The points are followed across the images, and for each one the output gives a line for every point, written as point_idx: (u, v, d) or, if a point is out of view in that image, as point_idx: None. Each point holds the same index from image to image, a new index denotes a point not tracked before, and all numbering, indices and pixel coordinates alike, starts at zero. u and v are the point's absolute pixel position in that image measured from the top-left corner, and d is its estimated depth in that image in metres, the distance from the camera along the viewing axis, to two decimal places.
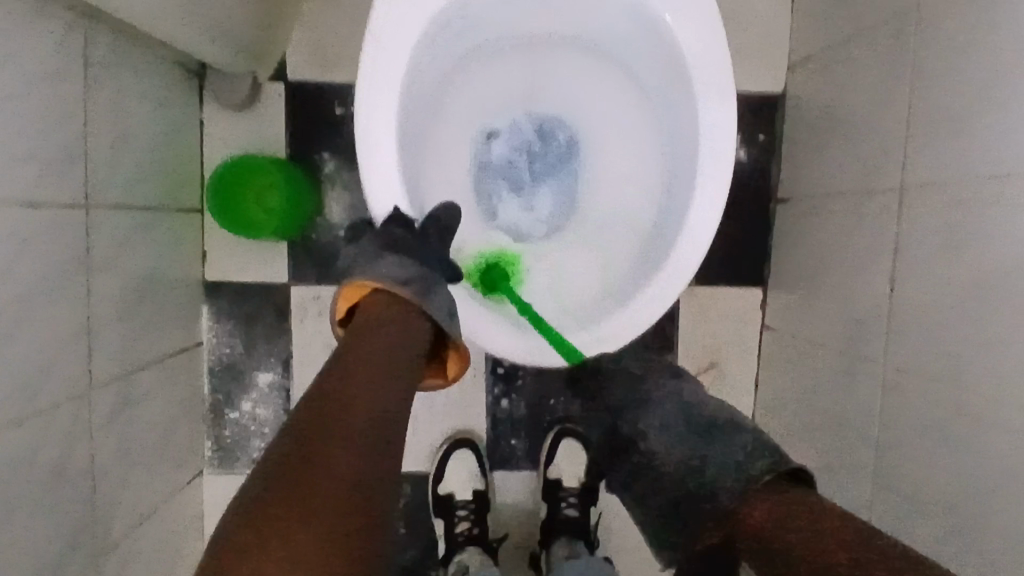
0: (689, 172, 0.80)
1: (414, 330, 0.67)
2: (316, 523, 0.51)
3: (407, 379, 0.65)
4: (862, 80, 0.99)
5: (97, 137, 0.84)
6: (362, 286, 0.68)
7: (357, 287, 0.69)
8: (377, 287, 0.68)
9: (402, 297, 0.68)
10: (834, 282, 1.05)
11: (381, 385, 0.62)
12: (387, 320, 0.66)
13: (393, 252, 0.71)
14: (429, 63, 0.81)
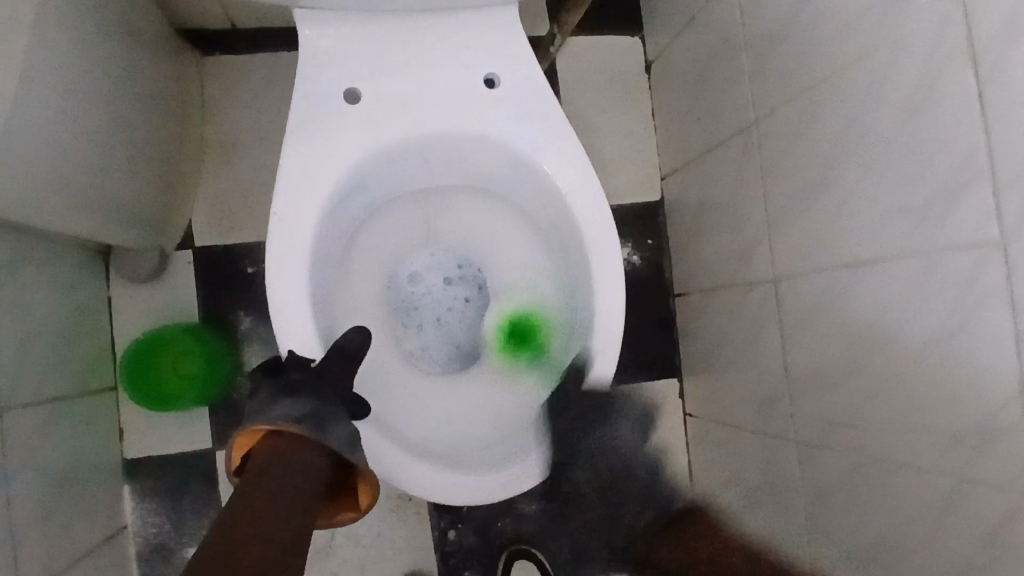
0: (586, 296, 0.85)
1: (317, 467, 0.58)
2: None
3: (313, 515, 0.56)
4: (724, 182, 1.12)
5: (4, 341, 0.83)
6: (257, 431, 0.59)
7: (250, 434, 0.60)
8: (274, 429, 0.60)
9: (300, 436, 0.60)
10: (737, 363, 1.14)
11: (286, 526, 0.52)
12: (287, 460, 0.57)
13: (286, 396, 0.65)
14: (333, 230, 0.86)
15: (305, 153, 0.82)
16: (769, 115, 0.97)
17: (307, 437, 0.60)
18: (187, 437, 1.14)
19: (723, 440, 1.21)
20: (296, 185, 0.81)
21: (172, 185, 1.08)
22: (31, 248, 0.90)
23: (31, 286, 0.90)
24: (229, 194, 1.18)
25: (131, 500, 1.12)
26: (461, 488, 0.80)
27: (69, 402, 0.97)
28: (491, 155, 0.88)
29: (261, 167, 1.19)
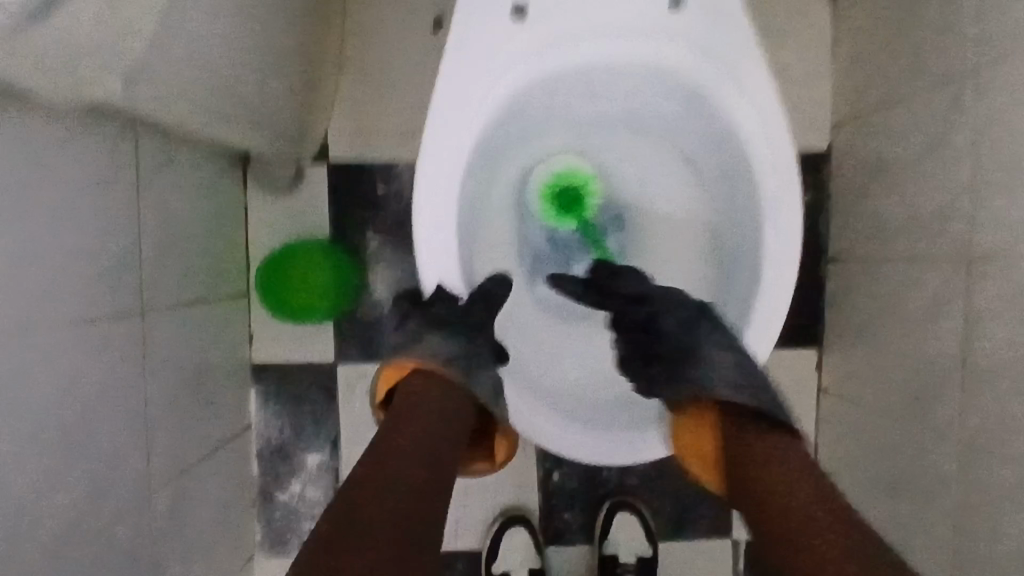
0: (752, 254, 0.78)
1: (457, 404, 0.67)
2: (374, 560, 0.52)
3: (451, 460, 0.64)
4: (917, 137, 0.97)
5: (148, 243, 0.85)
6: (405, 365, 0.68)
7: (401, 371, 0.69)
8: (420, 365, 0.68)
9: (442, 374, 0.68)
10: (895, 344, 1.02)
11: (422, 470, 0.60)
12: (432, 396, 0.66)
13: (436, 334, 0.70)
14: (482, 157, 0.81)
15: (463, 70, 0.76)
16: (995, 63, 0.80)
17: (449, 376, 0.68)
18: (310, 348, 1.16)
19: (864, 425, 1.09)
20: (451, 106, 0.76)
21: (312, 96, 1.06)
22: (173, 149, 0.91)
23: (173, 188, 0.91)
24: (366, 108, 1.15)
25: (256, 401, 1.17)
26: (603, 450, 0.80)
27: (204, 303, 1.01)
28: (663, 85, 0.80)
29: (401, 83, 1.15)
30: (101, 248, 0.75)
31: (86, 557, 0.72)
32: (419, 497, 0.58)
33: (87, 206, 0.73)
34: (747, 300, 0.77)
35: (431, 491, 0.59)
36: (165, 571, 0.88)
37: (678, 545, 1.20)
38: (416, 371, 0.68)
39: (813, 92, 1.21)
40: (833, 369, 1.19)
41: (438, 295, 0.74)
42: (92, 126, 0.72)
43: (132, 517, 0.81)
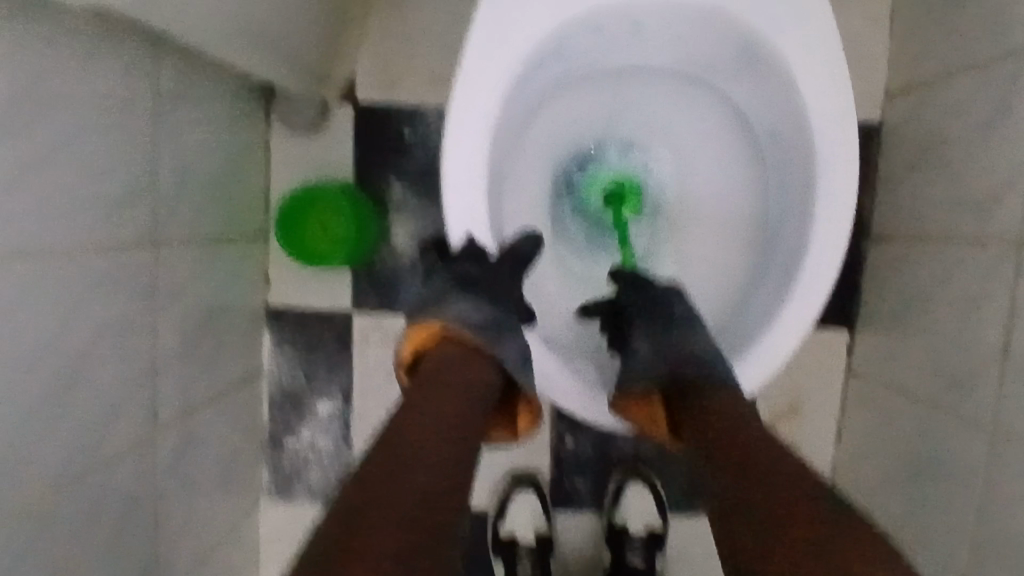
0: (801, 221, 0.74)
1: (485, 380, 0.64)
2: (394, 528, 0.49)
3: (476, 434, 0.60)
4: (978, 111, 0.90)
5: (164, 176, 0.82)
6: (433, 329, 0.65)
7: (425, 330, 0.65)
8: (449, 331, 0.65)
9: (472, 343, 0.65)
10: (933, 330, 0.97)
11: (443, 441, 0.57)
12: (458, 368, 0.63)
13: (461, 293, 0.67)
14: (517, 104, 0.76)
15: (506, 5, 0.71)
16: None
17: (480, 347, 0.65)
18: (325, 296, 1.14)
19: (893, 413, 1.05)
20: (491, 44, 0.71)
21: (339, 33, 1.01)
22: (194, 78, 0.87)
23: (193, 118, 0.88)
24: (397, 51, 1.10)
25: (269, 347, 1.15)
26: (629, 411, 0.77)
27: (219, 241, 0.98)
28: (717, 36, 0.75)
29: (434, 25, 1.09)
30: (115, 175, 0.73)
31: (88, 487, 0.71)
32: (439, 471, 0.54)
33: (101, 128, 0.70)
34: (794, 260, 0.73)
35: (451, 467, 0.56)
36: (170, 505, 0.87)
37: (689, 519, 1.18)
38: (444, 337, 0.65)
39: (868, 59, 1.14)
40: (864, 353, 1.14)
41: (466, 250, 0.70)
42: (108, 44, 0.69)
43: (139, 451, 0.80)
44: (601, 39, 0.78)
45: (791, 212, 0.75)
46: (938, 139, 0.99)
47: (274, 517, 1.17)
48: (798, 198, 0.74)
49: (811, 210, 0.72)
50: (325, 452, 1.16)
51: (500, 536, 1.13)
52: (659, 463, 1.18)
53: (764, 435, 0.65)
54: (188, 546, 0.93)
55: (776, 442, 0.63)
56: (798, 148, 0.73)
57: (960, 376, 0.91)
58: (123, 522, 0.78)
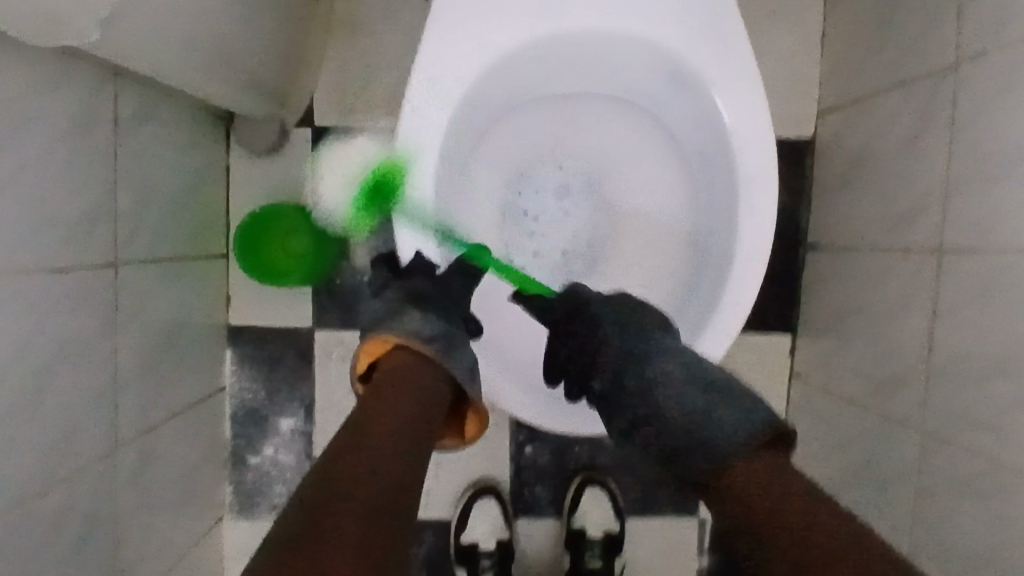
0: (727, 233, 0.79)
1: (435, 388, 0.66)
2: (342, 518, 0.50)
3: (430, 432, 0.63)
4: (896, 128, 0.98)
5: (125, 197, 0.84)
6: (387, 341, 0.67)
7: (380, 343, 0.67)
8: (402, 344, 0.67)
9: (424, 354, 0.67)
10: (863, 332, 1.04)
11: (399, 437, 0.59)
12: (409, 377, 0.65)
13: (416, 307, 0.71)
14: (463, 130, 0.81)
15: (449, 39, 0.76)
16: (977, 58, 0.82)
17: (432, 357, 0.67)
18: (285, 313, 1.16)
19: (829, 414, 1.11)
20: (434, 76, 0.76)
21: (297, 59, 1.04)
22: (154, 104, 0.90)
23: (153, 141, 0.91)
24: (355, 76, 1.14)
25: (229, 366, 1.16)
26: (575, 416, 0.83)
27: (179, 261, 1.00)
28: (650, 64, 0.80)
29: (390, 52, 1.14)
30: (76, 199, 0.75)
31: (52, 500, 0.73)
32: (400, 462, 0.57)
33: (63, 156, 0.72)
34: (724, 268, 0.78)
35: (412, 461, 0.59)
36: (132, 520, 0.88)
37: (644, 521, 1.22)
38: (397, 350, 0.67)
39: (803, 80, 1.21)
40: (804, 356, 1.20)
41: (416, 266, 0.75)
42: (69, 76, 0.72)
43: (103, 465, 0.82)
44: (542, 66, 0.83)
45: (721, 222, 0.81)
46: (864, 154, 1.06)
47: (236, 534, 1.18)
48: (726, 209, 0.80)
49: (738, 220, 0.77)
50: (287, 467, 1.18)
51: (463, 546, 1.16)
52: (615, 469, 1.22)
53: (415, 396, 0.63)
54: (151, 562, 0.94)
55: (416, 392, 0.64)
56: (725, 162, 0.79)
57: (888, 375, 0.97)
58: (86, 535, 0.79)
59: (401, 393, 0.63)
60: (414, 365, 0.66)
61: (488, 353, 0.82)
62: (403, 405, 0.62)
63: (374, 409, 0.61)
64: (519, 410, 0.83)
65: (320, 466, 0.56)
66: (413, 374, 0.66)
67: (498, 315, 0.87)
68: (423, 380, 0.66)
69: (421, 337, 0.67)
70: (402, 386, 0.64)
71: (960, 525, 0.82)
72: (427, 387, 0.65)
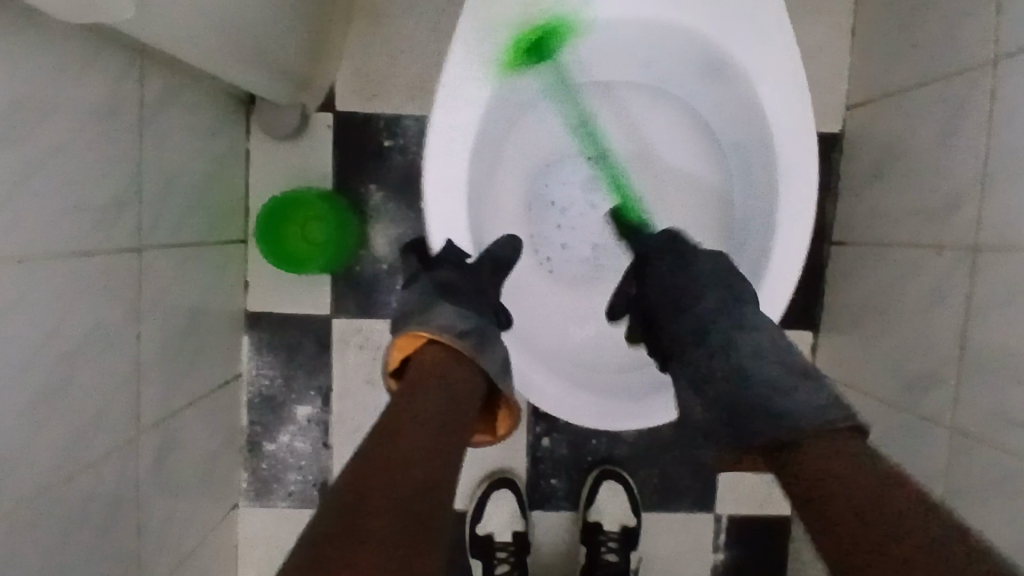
0: (764, 227, 0.78)
1: (469, 384, 0.65)
2: (377, 519, 0.49)
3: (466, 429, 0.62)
4: (932, 123, 0.96)
5: (149, 180, 0.83)
6: (420, 336, 0.66)
7: (412, 338, 0.66)
8: (434, 339, 0.65)
9: (458, 349, 0.66)
10: (891, 330, 1.02)
11: (435, 433, 0.58)
12: (442, 372, 0.63)
13: (447, 300, 0.69)
14: (495, 119, 0.79)
15: (482, 27, 0.74)
16: (1021, 53, 0.80)
17: (465, 351, 0.66)
18: (304, 300, 1.15)
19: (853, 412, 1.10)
20: (470, 60, 0.74)
21: (321, 42, 1.03)
22: (178, 86, 0.88)
23: (177, 125, 0.89)
24: (377, 61, 1.12)
25: (247, 353, 1.15)
26: (598, 405, 0.79)
27: (201, 246, 0.99)
28: (687, 52, 0.78)
29: (414, 37, 1.12)
30: (103, 182, 0.74)
31: (76, 487, 0.72)
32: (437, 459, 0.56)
33: (90, 137, 0.71)
34: (760, 262, 0.77)
35: (448, 457, 0.57)
36: (153, 507, 0.88)
37: (661, 515, 1.21)
38: (430, 345, 0.66)
39: (833, 73, 1.19)
40: (828, 353, 1.19)
41: (447, 256, 0.73)
42: (97, 56, 0.71)
43: (127, 451, 0.81)
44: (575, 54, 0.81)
45: (757, 215, 0.79)
46: (897, 149, 1.04)
47: (251, 521, 1.18)
48: (763, 202, 0.78)
49: (776, 214, 0.76)
50: (304, 454, 1.17)
51: (478, 534, 1.15)
52: (633, 463, 1.21)
53: (449, 394, 0.62)
54: (171, 548, 0.93)
55: (449, 390, 0.62)
56: (764, 155, 0.77)
57: (917, 374, 0.96)
58: (110, 521, 0.78)
59: (435, 388, 0.61)
60: (449, 361, 0.65)
61: (514, 343, 0.80)
62: (438, 401, 0.60)
63: (408, 403, 0.60)
64: (544, 402, 0.80)
65: (356, 461, 0.54)
66: (446, 368, 0.64)
67: (517, 305, 0.87)
68: (457, 375, 0.64)
69: (455, 332, 0.66)
70: (436, 380, 0.62)
71: (991, 528, 0.81)
72: (461, 382, 0.64)
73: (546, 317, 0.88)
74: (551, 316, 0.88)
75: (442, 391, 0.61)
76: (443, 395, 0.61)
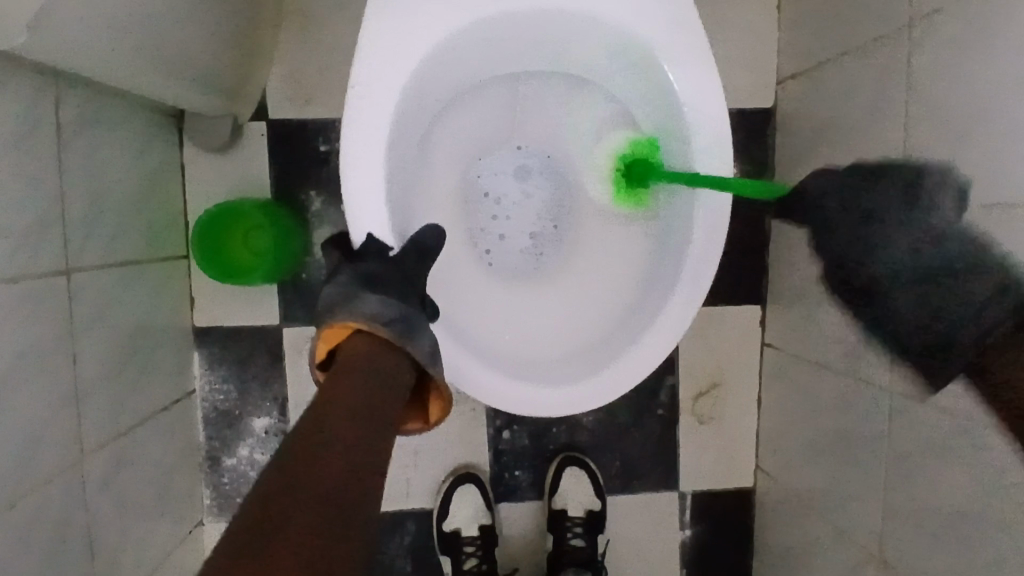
0: (685, 206, 0.80)
1: (397, 376, 0.62)
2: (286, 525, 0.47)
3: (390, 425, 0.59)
4: (855, 93, 0.98)
5: (76, 203, 0.82)
6: (346, 327, 0.63)
7: (339, 330, 0.64)
8: (363, 329, 0.63)
9: (385, 339, 0.64)
10: (829, 298, 1.05)
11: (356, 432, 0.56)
12: (369, 362, 0.61)
13: (372, 290, 0.67)
14: (414, 115, 0.80)
15: (392, 26, 0.74)
16: (928, 21, 0.82)
17: (392, 342, 0.64)
18: (251, 311, 1.14)
19: (801, 381, 1.12)
20: (382, 62, 0.74)
21: (249, 52, 1.02)
22: (101, 106, 0.88)
23: (104, 144, 0.88)
24: (309, 67, 1.12)
25: (197, 369, 1.15)
26: (540, 396, 0.78)
27: (138, 265, 0.98)
28: (598, 40, 0.79)
29: (345, 41, 1.12)
30: (26, 207, 0.73)
31: (19, 517, 0.71)
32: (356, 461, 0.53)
33: (9, 164, 0.70)
34: (683, 240, 0.79)
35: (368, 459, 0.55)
36: (107, 531, 0.87)
37: (624, 498, 1.23)
38: (358, 334, 0.63)
39: (762, 49, 1.21)
40: (774, 326, 1.21)
41: (371, 248, 0.72)
42: (11, 81, 0.70)
43: (71, 477, 0.80)
44: (489, 46, 0.82)
45: (679, 194, 0.81)
46: (825, 121, 1.06)
47: (215, 537, 1.17)
48: (682, 181, 0.80)
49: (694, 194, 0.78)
50: (264, 466, 1.17)
51: (445, 530, 1.16)
52: (594, 448, 1.22)
53: (374, 389, 0.59)
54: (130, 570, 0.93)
55: (374, 384, 0.59)
56: (679, 137, 0.79)
57: (855, 339, 0.98)
58: (58, 548, 0.78)
59: (360, 385, 0.59)
60: (377, 355, 0.62)
61: (446, 336, 0.78)
62: (363, 399, 0.58)
63: (333, 403, 0.57)
64: (482, 396, 0.78)
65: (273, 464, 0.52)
66: (375, 362, 0.62)
67: (453, 297, 0.85)
68: (385, 368, 0.62)
69: (380, 322, 0.64)
70: (363, 374, 0.60)
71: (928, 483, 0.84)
72: (387, 376, 0.61)
73: (486, 310, 0.88)
74: (491, 309, 0.88)
75: (368, 386, 0.59)
76: (368, 393, 0.58)
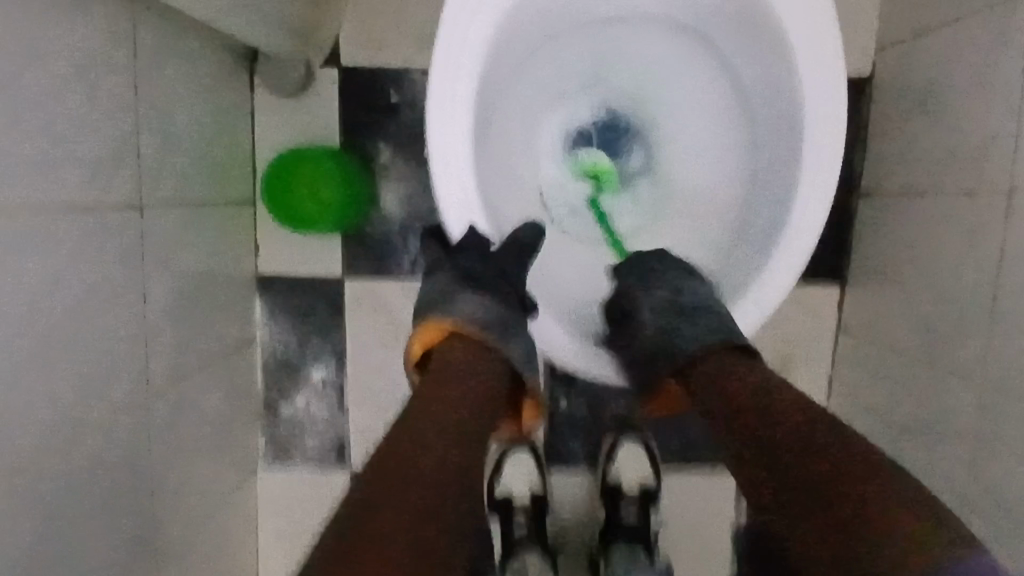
0: (789, 166, 0.75)
1: (491, 376, 0.61)
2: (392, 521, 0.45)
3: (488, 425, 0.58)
4: (969, 59, 0.90)
5: (148, 139, 0.81)
6: (442, 328, 0.63)
7: (435, 330, 0.64)
8: (457, 330, 0.63)
9: (481, 340, 0.63)
10: (920, 282, 0.98)
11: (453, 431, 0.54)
12: (464, 364, 0.60)
13: (468, 289, 0.67)
14: (501, 61, 0.76)
15: None
16: None
17: (488, 343, 0.63)
18: (313, 263, 1.13)
19: (877, 367, 1.06)
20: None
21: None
22: (176, 42, 0.86)
23: (177, 81, 0.87)
24: (381, 12, 1.08)
25: (258, 318, 1.14)
26: None
27: (207, 208, 0.97)
28: None
29: None
30: (100, 138, 0.72)
31: (89, 445, 0.71)
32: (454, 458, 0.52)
33: (86, 91, 0.69)
34: (786, 203, 0.74)
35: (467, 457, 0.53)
36: (167, 469, 0.87)
37: (680, 475, 1.20)
38: (452, 336, 0.63)
39: (861, 13, 1.12)
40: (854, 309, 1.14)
41: (468, 242, 0.69)
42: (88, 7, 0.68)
43: (138, 410, 0.81)
44: None
45: (781, 155, 0.76)
46: (929, 90, 0.98)
47: (270, 484, 1.18)
48: (787, 141, 0.75)
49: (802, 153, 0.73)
50: (319, 418, 1.17)
51: (495, 496, 1.14)
52: (651, 423, 1.19)
53: (470, 389, 0.58)
54: (188, 509, 0.94)
55: (470, 385, 0.58)
56: (787, 92, 0.74)
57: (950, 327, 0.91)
58: (124, 481, 0.78)
59: (456, 383, 0.57)
60: (471, 360, 0.61)
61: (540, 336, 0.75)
62: (460, 399, 0.56)
63: (432, 399, 0.56)
64: (559, 362, 0.75)
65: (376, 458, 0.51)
66: (473, 365, 0.61)
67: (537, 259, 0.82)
68: (481, 370, 0.61)
69: (477, 321, 0.64)
70: (458, 373, 0.59)
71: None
72: (484, 377, 0.60)
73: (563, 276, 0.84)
74: (566, 274, 0.84)
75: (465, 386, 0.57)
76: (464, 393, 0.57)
